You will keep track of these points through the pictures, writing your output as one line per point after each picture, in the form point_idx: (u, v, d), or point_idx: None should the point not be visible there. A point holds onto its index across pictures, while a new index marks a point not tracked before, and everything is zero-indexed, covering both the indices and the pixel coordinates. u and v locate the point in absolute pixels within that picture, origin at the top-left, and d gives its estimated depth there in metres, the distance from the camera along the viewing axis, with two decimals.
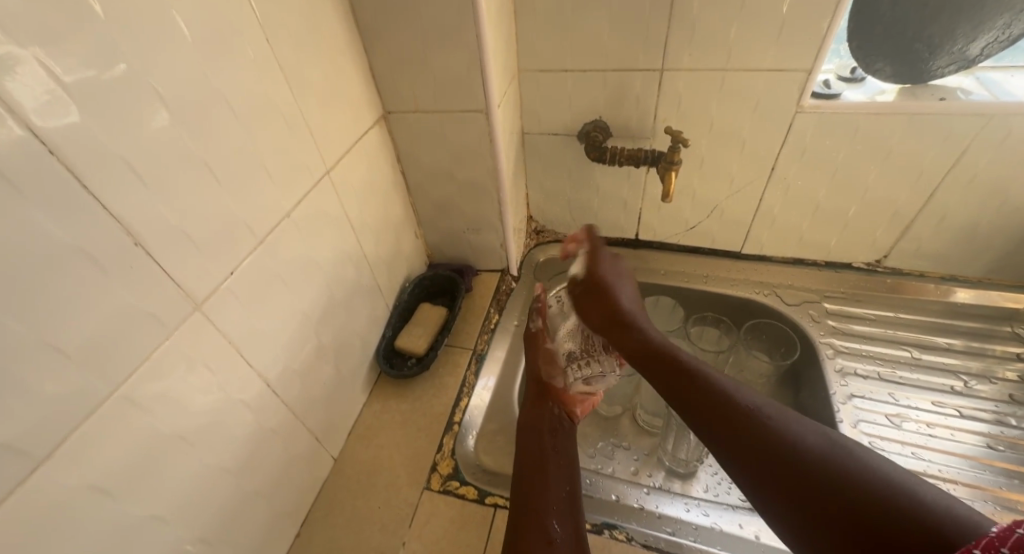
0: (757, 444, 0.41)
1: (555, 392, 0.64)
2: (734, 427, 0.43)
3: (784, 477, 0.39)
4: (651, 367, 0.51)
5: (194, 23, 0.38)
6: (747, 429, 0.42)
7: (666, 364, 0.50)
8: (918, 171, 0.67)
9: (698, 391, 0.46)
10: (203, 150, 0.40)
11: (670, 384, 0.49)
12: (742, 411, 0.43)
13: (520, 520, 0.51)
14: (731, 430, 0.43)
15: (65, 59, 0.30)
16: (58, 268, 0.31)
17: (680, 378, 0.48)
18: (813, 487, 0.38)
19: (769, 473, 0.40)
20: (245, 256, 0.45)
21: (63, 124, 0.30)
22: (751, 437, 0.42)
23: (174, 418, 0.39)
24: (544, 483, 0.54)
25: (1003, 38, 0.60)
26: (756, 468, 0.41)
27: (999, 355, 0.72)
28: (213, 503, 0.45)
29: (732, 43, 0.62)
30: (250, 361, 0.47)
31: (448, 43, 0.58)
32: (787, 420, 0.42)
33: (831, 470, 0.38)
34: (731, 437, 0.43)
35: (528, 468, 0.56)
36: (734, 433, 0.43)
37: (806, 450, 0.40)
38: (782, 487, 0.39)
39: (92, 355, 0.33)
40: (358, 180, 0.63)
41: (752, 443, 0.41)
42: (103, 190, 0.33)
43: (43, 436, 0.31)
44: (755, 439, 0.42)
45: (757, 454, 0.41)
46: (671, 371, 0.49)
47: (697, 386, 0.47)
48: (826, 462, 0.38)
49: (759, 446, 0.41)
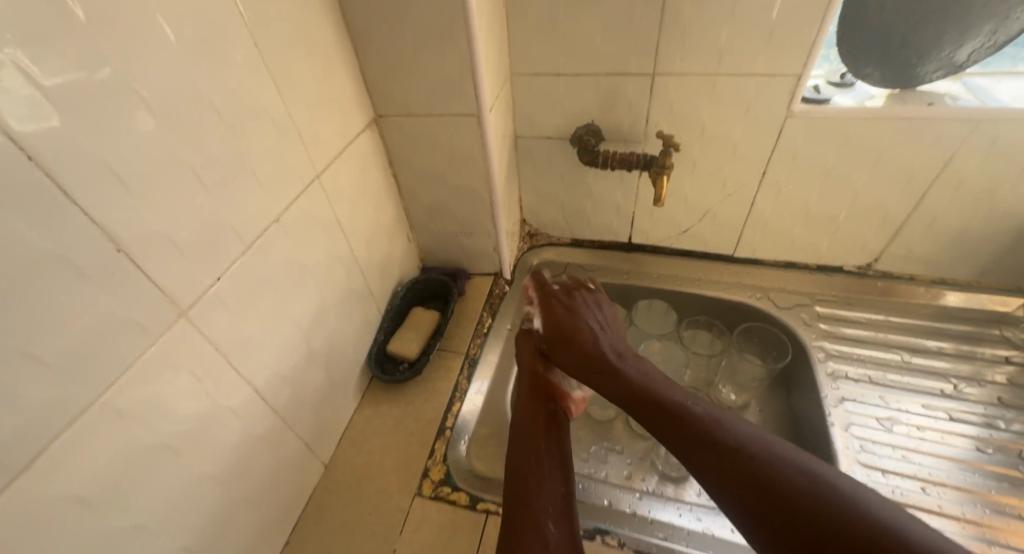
0: (743, 479, 0.40)
1: (554, 390, 0.63)
2: (720, 460, 0.42)
3: (773, 511, 0.38)
4: (633, 402, 0.50)
5: (179, 27, 0.37)
6: (732, 462, 0.41)
7: (649, 394, 0.50)
8: (907, 175, 0.67)
9: (682, 425, 0.45)
10: (188, 155, 0.39)
11: (655, 416, 0.48)
12: (726, 444, 0.42)
13: (514, 523, 0.51)
14: (716, 464, 0.42)
15: (45, 64, 0.29)
16: (38, 274, 0.30)
17: (662, 414, 0.47)
18: (802, 521, 0.36)
19: (758, 508, 0.39)
20: (233, 261, 0.45)
21: (43, 129, 0.30)
22: (737, 471, 0.41)
23: (159, 426, 0.39)
24: (539, 482, 0.54)
25: (989, 45, 0.61)
26: (745, 503, 0.40)
27: (988, 358, 0.72)
28: (199, 511, 0.44)
29: (722, 48, 0.63)
30: (238, 366, 0.46)
31: (439, 47, 0.58)
32: (773, 449, 0.41)
33: (818, 501, 0.37)
34: (717, 470, 0.42)
35: (522, 471, 0.55)
36: (719, 468, 0.41)
37: (793, 481, 0.39)
38: (772, 524, 0.38)
39: (73, 363, 0.33)
40: (349, 184, 0.63)
41: (738, 478, 0.40)
42: (85, 195, 0.32)
43: (23, 446, 0.30)
44: (741, 472, 0.40)
45: (744, 489, 0.40)
46: (652, 409, 0.48)
47: (680, 420, 0.46)
48: (812, 493, 0.37)
49: (745, 480, 0.40)
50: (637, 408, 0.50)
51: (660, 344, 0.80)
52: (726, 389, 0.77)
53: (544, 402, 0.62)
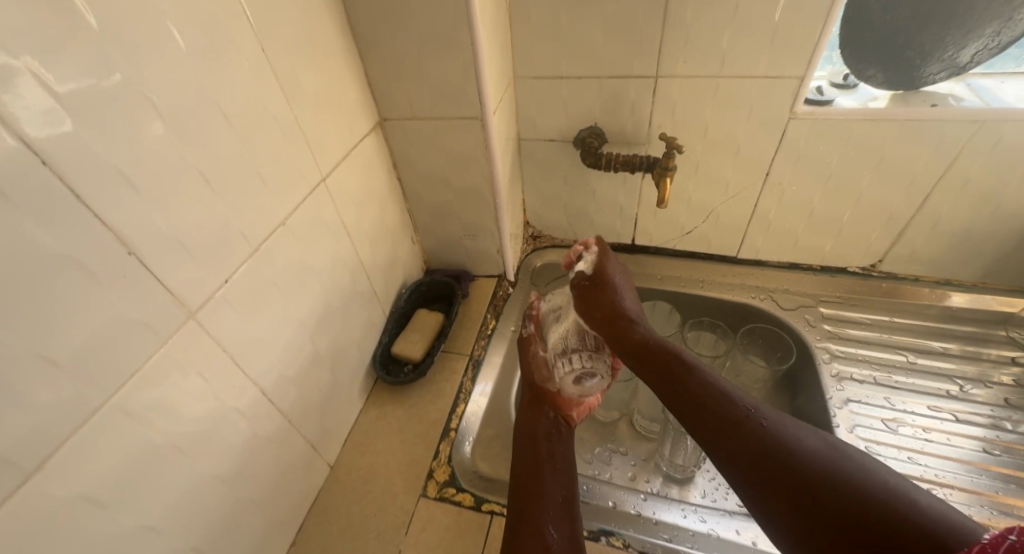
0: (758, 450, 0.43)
1: (550, 395, 0.63)
2: (737, 434, 0.44)
3: (784, 482, 0.41)
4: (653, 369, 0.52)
5: (188, 33, 0.38)
6: (748, 436, 0.44)
7: (668, 372, 0.51)
8: (911, 176, 0.68)
9: (701, 399, 0.47)
10: (197, 159, 0.40)
11: (673, 389, 0.49)
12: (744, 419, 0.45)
13: (515, 527, 0.51)
14: (731, 437, 0.44)
15: (58, 70, 0.30)
16: (50, 276, 0.31)
17: (682, 380, 0.49)
18: (813, 492, 0.39)
19: (768, 476, 0.41)
20: (240, 264, 0.45)
21: (56, 134, 0.30)
22: (753, 443, 0.43)
23: (168, 427, 0.39)
24: (541, 486, 0.54)
25: (993, 45, 0.60)
26: (756, 472, 0.42)
27: (994, 359, 0.72)
28: (207, 512, 0.45)
29: (725, 51, 0.63)
30: (246, 368, 0.47)
31: (444, 51, 0.58)
32: (787, 426, 0.44)
33: (829, 476, 0.39)
34: (732, 442, 0.44)
35: (525, 476, 0.55)
36: (735, 439, 0.44)
37: (806, 458, 0.41)
38: (780, 490, 0.40)
39: (84, 366, 0.33)
40: (354, 187, 0.63)
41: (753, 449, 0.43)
42: (96, 199, 0.33)
43: (35, 446, 0.31)
44: (756, 445, 0.43)
45: (757, 459, 0.42)
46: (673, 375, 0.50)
47: (699, 389, 0.48)
48: (824, 468, 0.40)
49: (760, 452, 0.42)
50: (651, 373, 0.53)
51: None
52: None
53: (541, 408, 0.62)
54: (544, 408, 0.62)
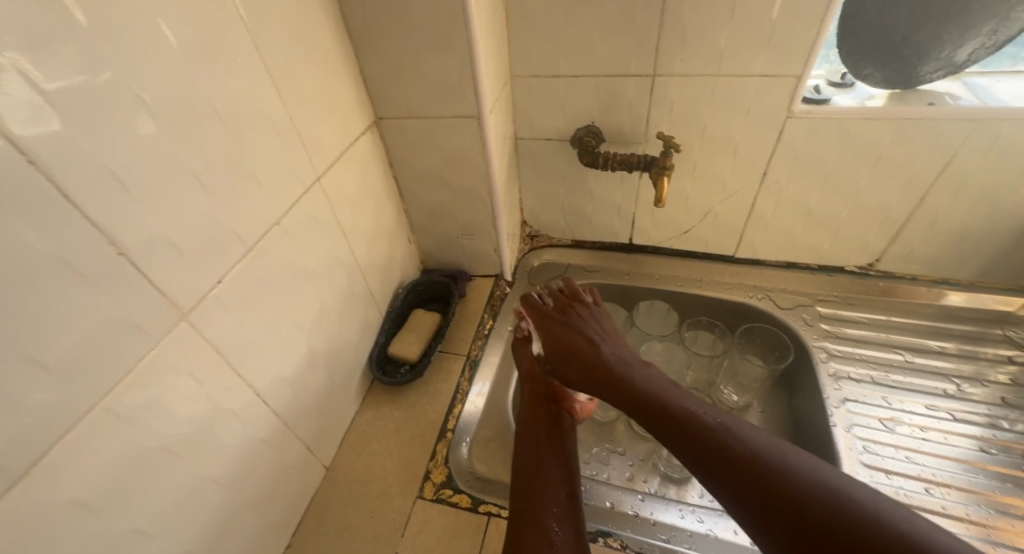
0: (754, 483, 0.41)
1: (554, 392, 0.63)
2: (732, 467, 0.43)
3: (782, 515, 0.39)
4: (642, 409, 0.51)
5: (180, 31, 0.37)
6: (743, 470, 0.42)
7: (659, 411, 0.49)
8: (908, 175, 0.67)
9: (692, 434, 0.46)
10: (189, 158, 0.39)
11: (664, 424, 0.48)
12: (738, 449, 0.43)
13: (519, 523, 0.50)
14: (726, 470, 0.43)
15: (46, 68, 0.29)
16: (40, 278, 0.30)
17: (672, 422, 0.48)
18: (811, 523, 0.37)
19: (766, 511, 0.40)
20: (234, 264, 0.45)
21: (43, 133, 0.30)
22: (749, 477, 0.41)
23: (161, 429, 0.39)
24: (545, 484, 0.54)
25: (989, 44, 0.60)
26: (754, 506, 0.40)
27: (991, 358, 0.72)
28: (201, 515, 0.44)
29: (722, 50, 0.63)
30: (240, 370, 0.46)
31: (440, 50, 0.58)
32: (784, 456, 0.42)
33: (828, 505, 0.38)
34: (727, 477, 0.42)
35: (527, 474, 0.55)
36: (732, 472, 0.42)
37: (805, 487, 0.39)
38: (780, 524, 0.39)
39: (74, 368, 0.33)
40: (350, 186, 0.63)
41: (749, 483, 0.41)
42: (86, 199, 0.32)
43: (24, 450, 0.30)
44: (752, 478, 0.41)
45: (754, 494, 0.41)
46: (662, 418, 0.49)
47: (690, 428, 0.46)
48: (822, 496, 0.38)
49: (756, 485, 0.41)
50: (640, 415, 0.51)
51: (662, 344, 0.79)
52: (728, 390, 0.78)
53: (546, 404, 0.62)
54: (549, 404, 0.62)
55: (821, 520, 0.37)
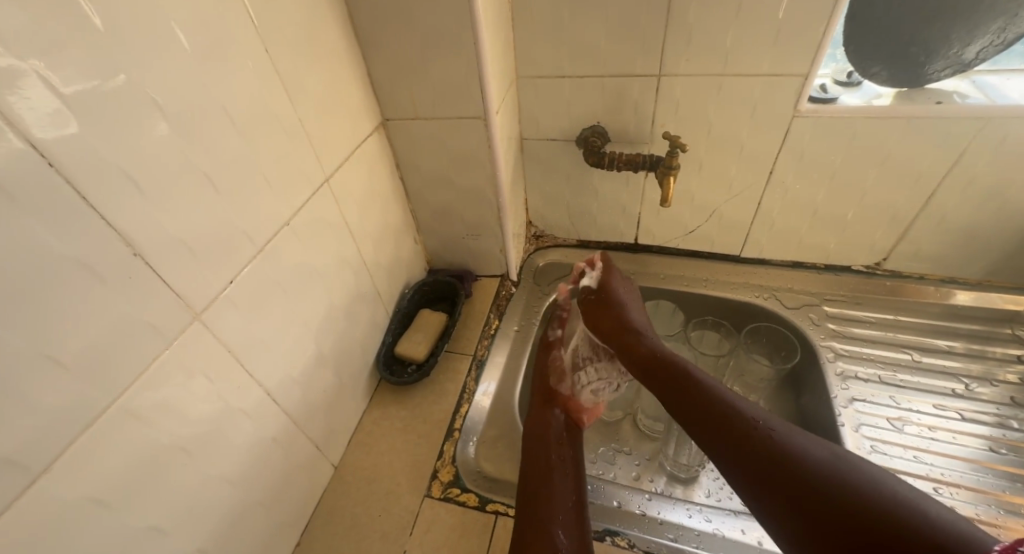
0: (762, 454, 0.44)
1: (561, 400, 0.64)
2: (741, 439, 0.46)
3: (787, 484, 0.42)
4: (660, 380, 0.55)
5: (192, 34, 0.38)
6: (752, 442, 0.46)
7: (676, 382, 0.53)
8: (916, 174, 0.67)
9: (705, 408, 0.50)
10: (202, 160, 0.40)
11: (679, 398, 0.52)
12: (748, 424, 0.47)
13: (524, 528, 0.51)
14: (736, 443, 0.46)
15: (63, 72, 0.30)
16: (58, 279, 0.31)
17: (689, 391, 0.52)
18: (813, 491, 0.41)
19: (772, 480, 0.43)
20: (245, 264, 0.45)
21: (64, 137, 0.30)
22: (758, 450, 0.45)
23: (174, 427, 0.39)
24: (552, 490, 0.54)
25: (998, 42, 0.60)
26: (760, 475, 0.44)
27: (999, 357, 0.72)
28: (213, 513, 0.45)
29: (729, 49, 0.63)
30: (251, 369, 0.47)
31: (447, 51, 0.58)
32: (789, 433, 0.46)
33: (829, 476, 0.41)
34: (736, 449, 0.46)
35: (534, 478, 0.55)
36: (742, 445, 0.46)
37: (809, 461, 0.43)
38: (783, 492, 0.42)
39: (90, 367, 0.33)
40: (357, 187, 0.63)
41: (757, 454, 0.45)
42: (102, 201, 0.33)
43: (41, 449, 0.31)
44: (761, 450, 0.45)
45: (761, 465, 0.44)
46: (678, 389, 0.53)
47: (704, 399, 0.50)
48: (824, 469, 0.42)
49: (763, 455, 0.44)
50: (660, 385, 0.55)
51: (667, 344, 0.79)
52: (734, 389, 0.78)
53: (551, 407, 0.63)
54: (555, 410, 0.63)
55: (823, 487, 0.41)
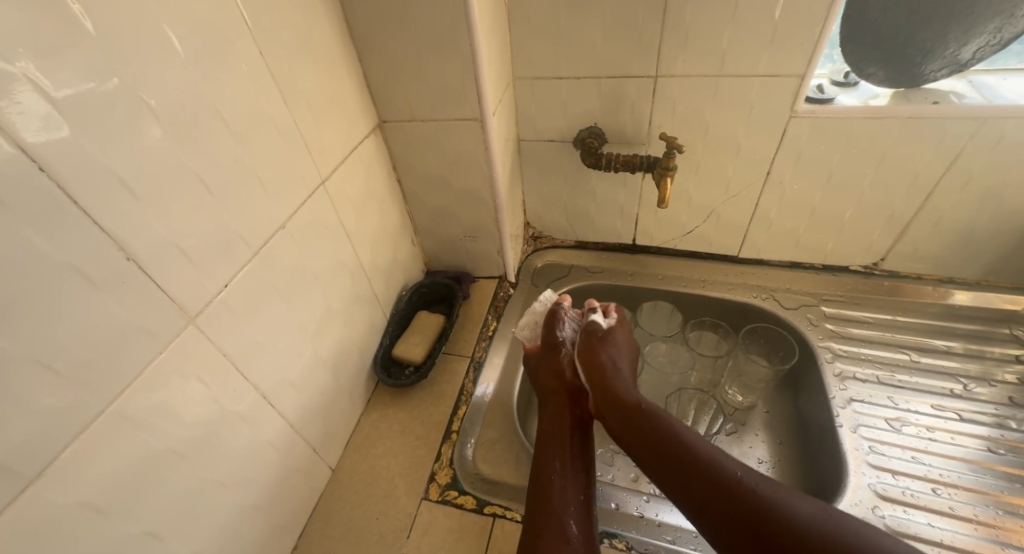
0: (753, 526, 0.40)
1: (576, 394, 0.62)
2: (729, 505, 0.42)
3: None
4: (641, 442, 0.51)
5: (185, 37, 0.38)
6: (738, 512, 0.41)
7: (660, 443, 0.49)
8: (912, 175, 0.67)
9: (689, 473, 0.45)
10: (196, 164, 0.40)
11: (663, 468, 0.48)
12: (734, 489, 0.43)
13: (536, 521, 0.50)
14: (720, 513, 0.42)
15: (54, 76, 0.30)
16: (49, 283, 0.31)
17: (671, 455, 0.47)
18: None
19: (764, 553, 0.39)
20: (241, 268, 0.45)
21: (54, 140, 0.30)
22: (747, 519, 0.41)
23: (169, 432, 0.39)
24: (564, 482, 0.53)
25: (994, 42, 0.60)
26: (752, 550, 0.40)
27: (998, 357, 0.72)
28: (209, 517, 0.44)
29: (724, 51, 0.63)
30: (246, 373, 0.47)
31: (442, 53, 0.58)
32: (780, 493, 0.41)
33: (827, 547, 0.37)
34: (726, 520, 0.42)
35: (546, 470, 0.54)
36: (731, 513, 0.42)
37: (808, 531, 0.38)
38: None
39: (83, 372, 0.33)
40: (353, 190, 0.63)
41: (747, 525, 0.41)
42: (94, 204, 0.32)
43: (32, 455, 0.31)
44: (750, 519, 0.40)
45: (751, 537, 0.40)
46: (664, 451, 0.48)
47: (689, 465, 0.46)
48: (822, 538, 0.37)
49: (752, 526, 0.40)
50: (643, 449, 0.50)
51: (665, 345, 0.79)
52: (733, 391, 0.79)
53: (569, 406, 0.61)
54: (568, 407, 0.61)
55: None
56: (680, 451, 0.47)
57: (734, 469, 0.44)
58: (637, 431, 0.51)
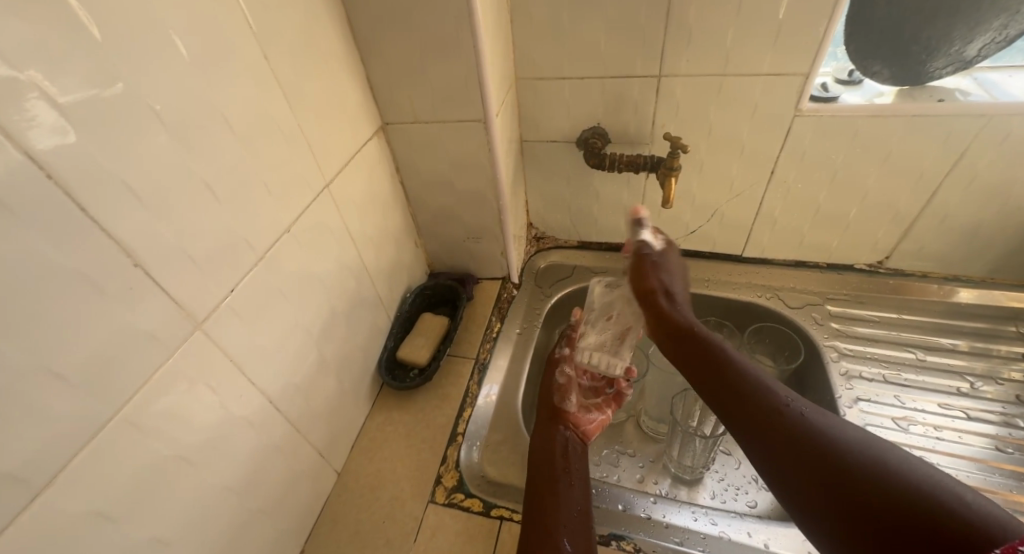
0: (782, 436, 0.46)
1: (564, 416, 0.64)
2: (760, 408, 0.49)
3: (788, 448, 0.45)
4: (683, 360, 0.58)
5: (190, 42, 0.37)
6: (793, 443, 0.45)
7: (704, 358, 0.56)
8: (918, 172, 0.67)
9: (743, 402, 0.50)
10: (202, 169, 0.39)
11: (724, 402, 0.52)
12: (767, 403, 0.49)
13: (530, 536, 0.50)
14: (780, 441, 0.46)
15: (60, 83, 0.30)
16: (58, 289, 0.30)
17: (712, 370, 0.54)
18: (852, 492, 0.40)
19: (782, 450, 0.46)
20: (246, 272, 0.45)
21: (61, 146, 0.30)
22: (803, 450, 0.45)
23: (176, 437, 0.39)
24: (558, 499, 0.54)
25: (1000, 38, 0.60)
26: (770, 445, 0.47)
27: (1004, 355, 0.71)
28: (217, 521, 0.44)
29: (729, 50, 0.62)
30: (253, 378, 0.47)
31: (445, 54, 0.58)
32: (817, 418, 0.47)
33: (860, 465, 0.42)
34: (783, 456, 0.46)
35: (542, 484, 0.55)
36: (762, 418, 0.48)
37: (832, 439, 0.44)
38: (790, 466, 0.45)
39: (92, 378, 0.33)
40: (357, 192, 0.63)
41: (777, 435, 0.47)
42: (101, 212, 0.32)
43: (43, 463, 0.31)
44: (778, 426, 0.47)
45: (773, 438, 0.47)
46: (703, 365, 0.55)
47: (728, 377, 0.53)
48: (847, 446, 0.44)
49: (773, 427, 0.47)
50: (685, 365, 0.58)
51: None
52: None
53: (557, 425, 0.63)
54: (560, 426, 0.63)
55: (835, 468, 0.42)
56: (746, 392, 0.51)
57: (791, 408, 0.48)
58: (703, 367, 0.55)
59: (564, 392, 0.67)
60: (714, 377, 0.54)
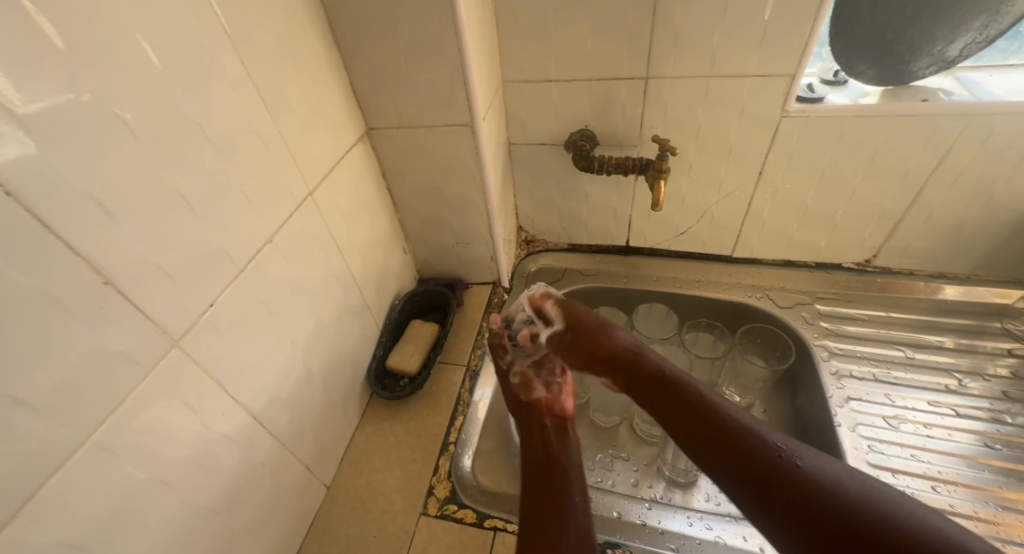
0: (776, 484, 0.41)
1: (541, 406, 0.63)
2: (745, 453, 0.43)
3: (782, 496, 0.40)
4: (652, 392, 0.51)
5: (161, 49, 0.36)
6: (786, 487, 0.41)
7: (675, 394, 0.49)
8: (902, 172, 0.67)
9: (725, 442, 0.44)
10: (176, 180, 0.38)
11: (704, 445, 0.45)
12: (752, 445, 0.43)
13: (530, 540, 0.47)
14: (787, 506, 0.40)
15: (20, 94, 0.28)
16: (22, 311, 0.29)
17: (689, 407, 0.48)
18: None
19: (776, 499, 0.41)
20: (226, 284, 0.43)
21: (19, 158, 0.28)
22: (809, 503, 0.39)
23: (155, 458, 0.38)
24: (546, 502, 0.50)
25: (981, 38, 0.61)
26: (761, 496, 0.41)
27: (989, 351, 0.72)
28: (200, 542, 0.43)
29: (715, 52, 0.62)
30: (235, 394, 0.45)
31: (428, 58, 0.57)
32: (806, 459, 0.42)
33: (863, 513, 0.37)
34: (775, 505, 0.41)
35: (542, 488, 0.52)
36: (749, 465, 0.43)
37: (823, 483, 0.40)
38: (789, 519, 0.40)
39: (61, 402, 0.31)
40: (342, 198, 0.62)
41: (769, 484, 0.41)
42: (69, 230, 0.31)
43: (11, 491, 0.29)
44: (768, 474, 0.42)
45: (763, 489, 0.41)
46: (675, 399, 0.49)
47: (704, 416, 0.46)
48: (842, 494, 0.39)
49: (766, 474, 0.42)
50: (657, 400, 0.51)
51: (663, 348, 0.75)
52: (730, 391, 0.76)
53: (540, 419, 0.61)
54: (544, 420, 0.61)
55: (838, 519, 0.38)
56: (724, 431, 0.45)
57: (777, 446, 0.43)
58: (674, 405, 0.49)
59: (527, 384, 0.65)
60: (693, 421, 0.47)
